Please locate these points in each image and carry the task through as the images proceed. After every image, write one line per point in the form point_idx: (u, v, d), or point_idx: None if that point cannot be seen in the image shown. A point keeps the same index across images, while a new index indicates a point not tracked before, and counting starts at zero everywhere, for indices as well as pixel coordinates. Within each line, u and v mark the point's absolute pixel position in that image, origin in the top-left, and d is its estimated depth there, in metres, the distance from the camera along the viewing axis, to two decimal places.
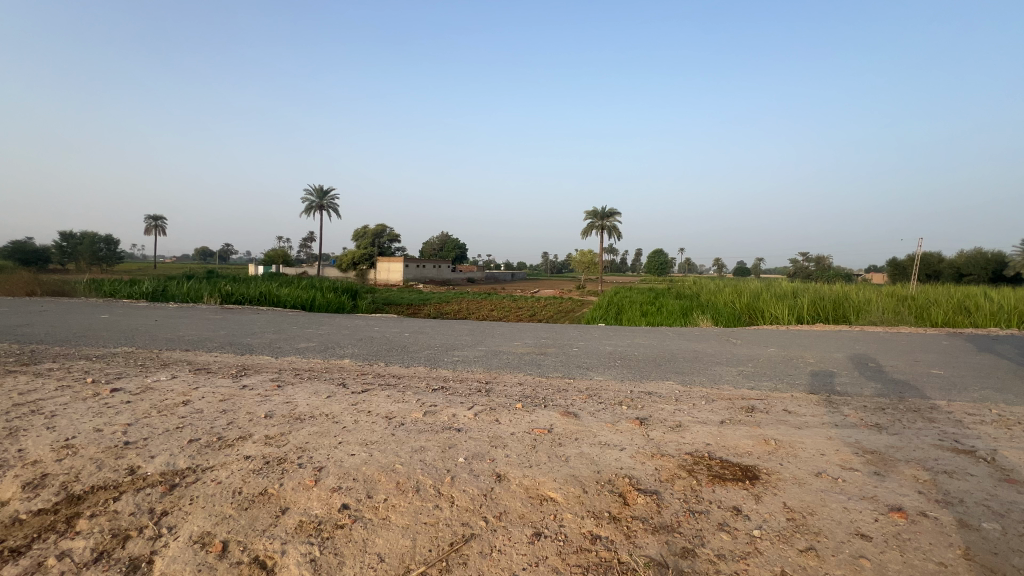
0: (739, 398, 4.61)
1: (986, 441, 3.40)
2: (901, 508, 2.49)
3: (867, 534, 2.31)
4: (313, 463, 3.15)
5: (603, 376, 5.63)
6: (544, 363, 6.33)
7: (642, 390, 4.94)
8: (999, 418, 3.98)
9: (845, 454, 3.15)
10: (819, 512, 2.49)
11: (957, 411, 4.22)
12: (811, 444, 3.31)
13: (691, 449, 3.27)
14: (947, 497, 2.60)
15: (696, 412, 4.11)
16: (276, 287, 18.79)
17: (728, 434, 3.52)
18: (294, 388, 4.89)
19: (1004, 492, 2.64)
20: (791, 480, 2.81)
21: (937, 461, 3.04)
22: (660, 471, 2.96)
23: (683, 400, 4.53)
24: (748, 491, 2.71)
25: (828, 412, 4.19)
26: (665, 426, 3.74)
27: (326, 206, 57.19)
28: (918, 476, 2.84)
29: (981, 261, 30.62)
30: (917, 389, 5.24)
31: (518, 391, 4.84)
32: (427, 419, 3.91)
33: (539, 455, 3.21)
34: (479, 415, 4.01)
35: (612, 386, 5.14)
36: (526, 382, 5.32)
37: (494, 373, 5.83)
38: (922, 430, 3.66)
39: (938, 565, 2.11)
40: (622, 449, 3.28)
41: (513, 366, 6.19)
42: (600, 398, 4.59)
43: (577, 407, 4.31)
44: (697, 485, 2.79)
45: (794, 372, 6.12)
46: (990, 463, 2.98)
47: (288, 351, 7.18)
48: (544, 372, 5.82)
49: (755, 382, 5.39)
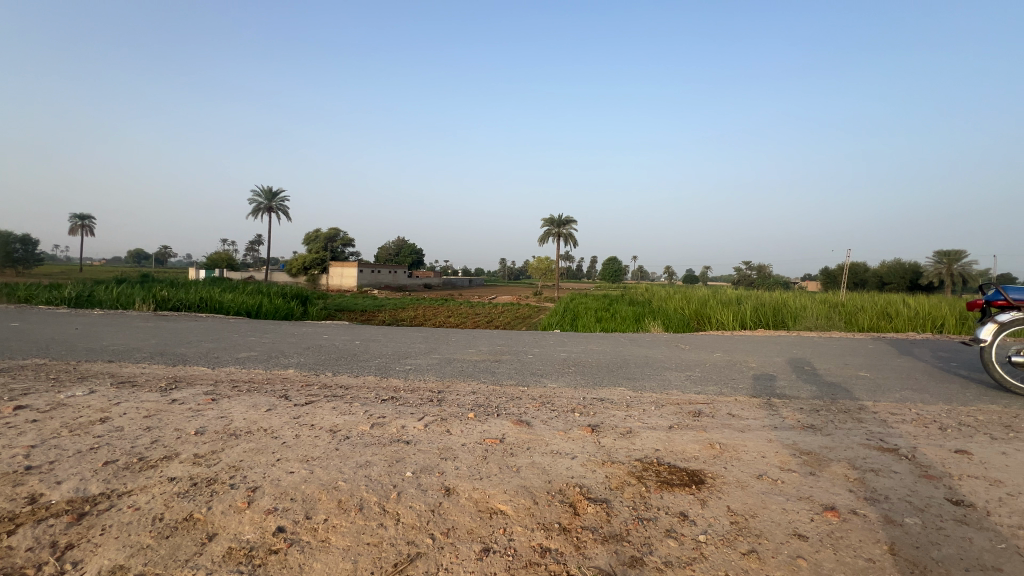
0: (686, 403, 4.73)
1: (907, 439, 3.65)
2: (834, 507, 2.60)
3: (804, 535, 2.39)
4: (247, 483, 2.93)
5: (556, 383, 5.65)
6: (499, 371, 6.27)
7: (595, 397, 4.98)
8: (918, 418, 4.29)
9: (784, 456, 3.28)
10: (760, 514, 2.56)
11: (883, 411, 4.53)
12: (753, 447, 3.43)
13: (641, 456, 3.30)
14: (874, 494, 2.75)
15: (647, 418, 4.18)
16: (219, 291, 17.78)
17: (676, 439, 3.60)
18: (231, 402, 4.57)
19: (923, 487, 2.82)
20: (734, 484, 2.88)
21: (866, 460, 3.22)
22: (610, 479, 2.97)
23: (634, 406, 4.60)
24: (694, 496, 2.76)
25: (768, 414, 4.38)
26: (616, 432, 3.77)
27: (274, 207, 54.97)
28: (848, 474, 2.99)
29: (899, 271, 33.56)
30: (848, 390, 5.58)
31: (471, 400, 4.76)
32: (374, 432, 3.75)
33: (490, 466, 3.15)
34: (429, 426, 3.89)
35: (565, 393, 5.14)
36: (480, 390, 5.24)
37: (447, 381, 5.71)
38: (852, 430, 3.89)
39: (867, 562, 2.21)
40: (573, 458, 3.27)
41: (467, 374, 6.10)
42: (553, 406, 4.59)
43: (530, 415, 4.27)
44: (645, 492, 2.82)
45: (738, 375, 6.39)
46: (911, 461, 3.20)
47: (227, 361, 6.74)
48: (499, 381, 5.75)
49: (702, 386, 5.58)
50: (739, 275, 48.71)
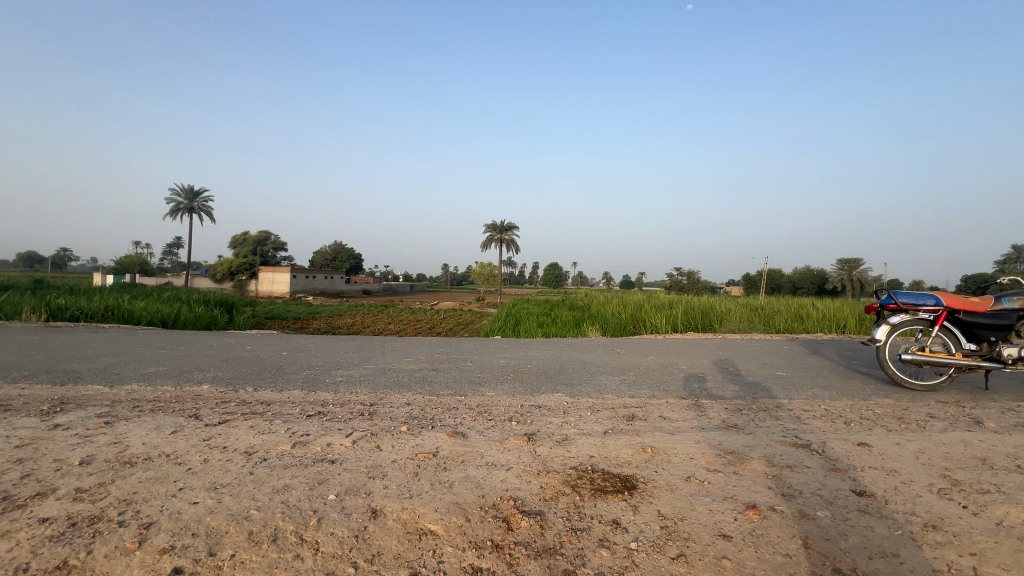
0: (621, 407, 4.82)
1: (818, 434, 3.93)
2: (755, 505, 2.71)
3: (728, 535, 2.46)
4: (140, 519, 2.58)
5: (495, 391, 5.57)
6: (437, 381, 6.08)
7: (532, 404, 4.95)
8: (826, 413, 4.64)
9: (710, 456, 3.39)
10: (688, 517, 2.62)
11: (797, 408, 4.86)
12: (681, 449, 3.52)
13: (576, 464, 3.29)
14: (790, 489, 2.90)
15: (582, 424, 4.20)
16: (128, 299, 16.06)
17: (610, 444, 3.63)
18: (129, 425, 4.06)
19: (832, 480, 3.03)
20: (664, 487, 2.93)
21: (783, 457, 3.41)
22: (545, 489, 2.92)
23: (570, 412, 4.62)
24: (627, 502, 2.77)
25: (696, 415, 4.56)
26: (552, 440, 3.75)
27: (196, 207, 50.88)
28: (767, 471, 3.14)
29: (809, 275, 36.93)
30: (767, 389, 5.95)
31: (405, 413, 4.55)
32: (296, 451, 3.47)
33: (421, 483, 3.00)
34: (357, 442, 3.66)
35: (503, 401, 5.06)
36: (415, 402, 5.03)
37: (380, 393, 5.44)
38: (770, 427, 4.12)
39: (785, 557, 2.31)
40: (508, 469, 3.19)
41: (402, 385, 5.85)
42: (489, 416, 4.50)
43: (466, 426, 4.15)
44: (579, 501, 2.79)
45: (670, 378, 6.63)
46: (822, 455, 3.43)
47: (128, 378, 6.02)
48: (436, 391, 5.56)
49: (636, 390, 5.73)
50: (672, 278, 51.46)
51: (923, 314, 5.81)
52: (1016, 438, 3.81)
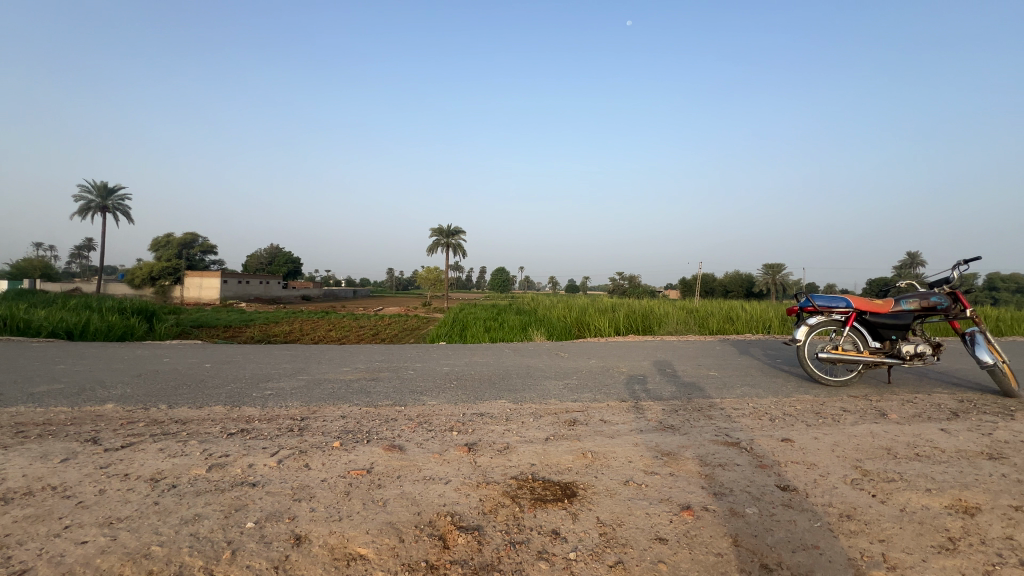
0: (563, 412, 4.82)
1: (746, 432, 4.12)
2: (689, 506, 2.76)
3: (664, 537, 2.49)
4: (11, 566, 2.21)
5: (436, 400, 5.41)
6: (375, 391, 5.81)
7: (474, 412, 4.85)
8: (754, 411, 4.89)
9: (647, 459, 3.44)
10: (626, 522, 2.62)
11: (728, 407, 5.09)
12: (620, 453, 3.56)
13: (517, 473, 3.23)
14: (722, 488, 2.99)
15: (525, 431, 4.15)
16: (25, 308, 14.29)
17: (551, 451, 3.60)
18: (9, 454, 3.53)
19: (759, 477, 3.16)
20: (604, 493, 2.94)
21: (715, 456, 3.53)
22: (484, 502, 2.83)
23: (512, 419, 4.56)
24: (566, 511, 2.73)
25: (635, 418, 4.64)
26: (493, 450, 3.66)
27: (110, 207, 46.47)
28: (701, 471, 3.23)
29: (740, 279, 39.34)
30: (701, 389, 6.21)
31: (339, 427, 4.30)
32: (212, 475, 3.16)
33: (352, 503, 2.81)
34: (284, 461, 3.39)
35: (445, 411, 4.92)
36: (350, 415, 4.77)
37: (313, 406, 5.11)
38: (704, 427, 4.27)
39: (717, 557, 2.36)
40: (446, 483, 3.08)
41: (337, 397, 5.54)
42: (430, 426, 4.34)
43: (404, 439, 3.97)
44: (519, 512, 2.72)
45: (611, 381, 6.75)
46: (750, 452, 3.58)
47: (15, 399, 5.28)
48: (374, 402, 5.31)
49: (578, 394, 5.78)
50: (615, 282, 52.89)
51: (836, 315, 6.31)
52: (914, 428, 4.19)
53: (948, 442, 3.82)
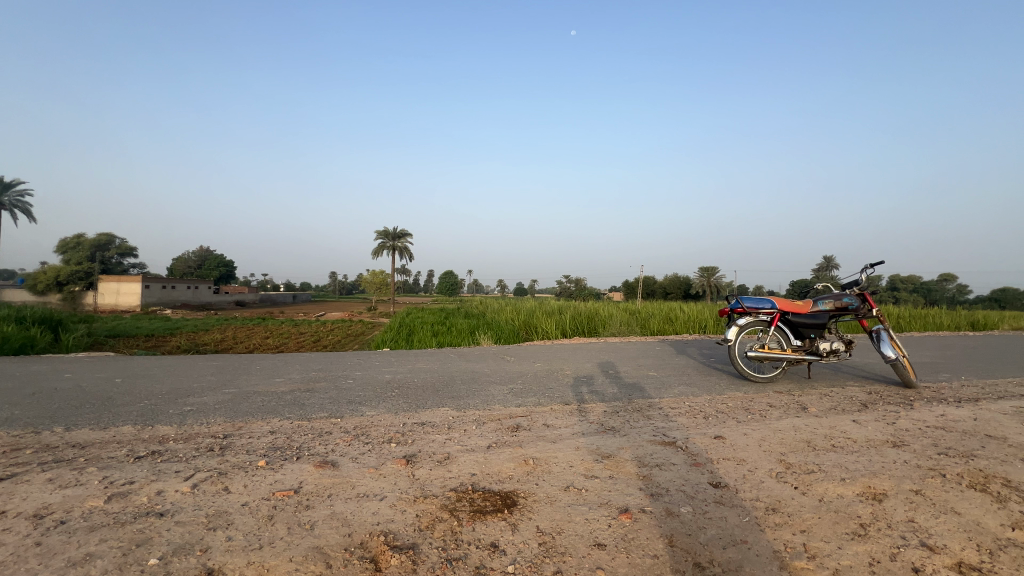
0: (507, 418, 4.77)
1: (682, 431, 4.25)
2: (627, 509, 2.79)
3: (603, 543, 2.49)
4: None
5: (376, 410, 5.19)
6: (309, 403, 5.48)
7: (416, 422, 4.69)
8: (690, 409, 5.07)
9: (588, 462, 3.46)
10: (565, 529, 2.60)
11: (666, 406, 5.25)
12: (562, 457, 3.55)
13: (456, 485, 3.13)
14: (659, 489, 3.05)
15: (467, 439, 4.06)
16: None
17: (493, 459, 3.53)
18: None
19: (693, 475, 3.26)
20: (544, 500, 2.90)
21: (652, 456, 3.60)
22: (420, 518, 2.70)
23: (455, 427, 4.45)
24: (506, 522, 2.67)
25: (577, 421, 4.67)
26: (433, 461, 3.54)
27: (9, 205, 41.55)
28: (639, 473, 3.28)
29: (679, 281, 41.18)
30: (641, 389, 6.38)
31: (267, 444, 4.00)
32: (112, 506, 2.81)
33: (277, 528, 2.60)
34: (200, 486, 3.09)
35: (384, 421, 4.72)
36: (280, 430, 4.46)
37: (239, 422, 4.73)
38: (643, 427, 4.37)
39: (653, 558, 2.39)
40: (381, 499, 2.93)
41: (266, 411, 5.16)
42: (367, 438, 4.14)
43: (338, 453, 3.76)
44: (457, 526, 2.63)
45: (556, 384, 6.78)
46: (686, 451, 3.69)
47: None
48: (308, 415, 5.00)
49: (523, 398, 5.76)
50: (562, 284, 53.81)
51: (763, 315, 6.71)
52: (830, 420, 4.50)
53: (859, 432, 4.13)
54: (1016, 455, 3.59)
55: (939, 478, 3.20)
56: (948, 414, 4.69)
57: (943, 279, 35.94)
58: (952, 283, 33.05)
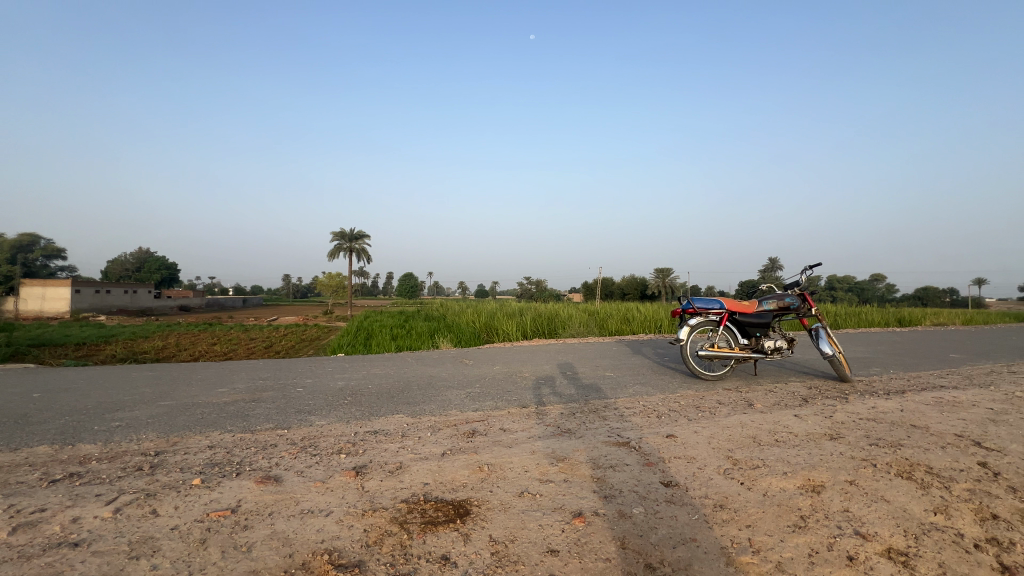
0: (462, 423, 4.69)
1: (636, 431, 4.31)
2: (581, 513, 2.78)
3: (556, 549, 2.46)
4: None
5: (326, 419, 4.98)
6: (254, 414, 5.18)
7: (368, 430, 4.53)
8: (643, 409, 5.17)
9: (543, 466, 3.44)
10: (518, 537, 2.56)
11: (621, 406, 5.32)
12: (517, 463, 3.51)
13: (407, 496, 3.02)
14: (613, 490, 3.07)
15: (420, 447, 3.95)
16: None
17: (447, 467, 3.44)
18: None
19: (646, 475, 3.30)
20: (498, 507, 2.85)
21: (607, 457, 3.63)
22: (368, 533, 2.59)
23: (409, 435, 4.32)
24: (458, 532, 2.60)
25: (534, 424, 4.65)
26: (384, 471, 3.42)
27: None
28: (593, 475, 3.29)
29: (635, 282, 42.25)
30: (598, 390, 6.45)
31: (204, 460, 3.74)
32: (19, 539, 2.53)
33: (210, 553, 2.42)
34: (124, 510, 2.84)
35: (334, 431, 4.53)
36: (220, 444, 4.19)
37: (174, 437, 4.40)
38: (598, 428, 4.40)
39: (605, 562, 2.38)
40: (327, 515, 2.78)
41: (205, 424, 4.83)
42: (314, 450, 3.96)
43: (282, 467, 3.56)
44: (407, 540, 2.54)
45: (514, 386, 6.76)
46: (639, 451, 3.74)
47: None
48: (251, 427, 4.71)
49: (480, 402, 5.69)
50: (522, 285, 54.06)
51: (712, 315, 6.95)
52: (774, 415, 4.70)
53: (800, 426, 4.33)
54: (937, 442, 3.87)
55: (871, 468, 3.39)
56: (878, 406, 5.00)
57: (874, 279, 38.74)
58: (882, 283, 35.66)
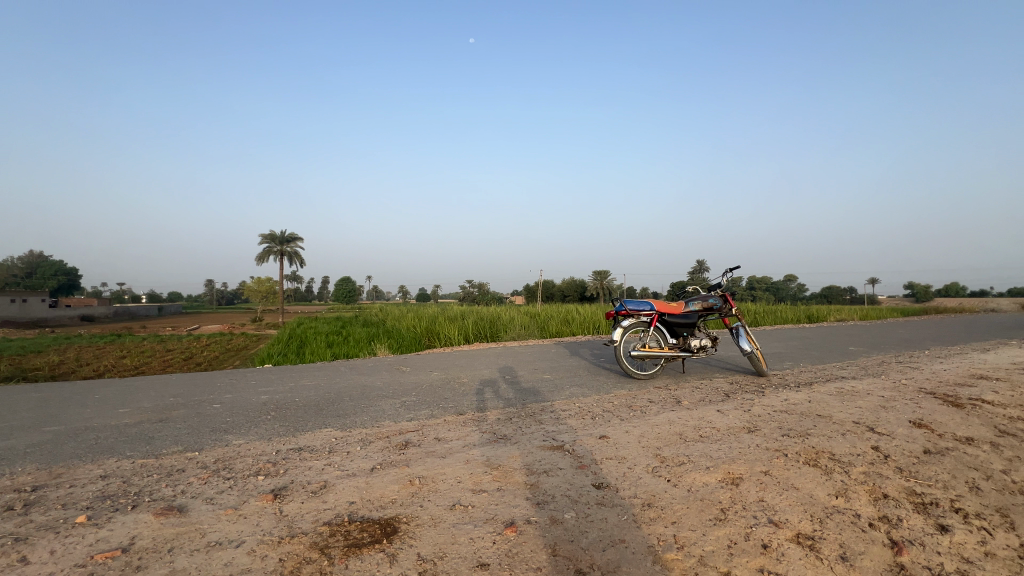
0: (395, 434, 4.51)
1: (571, 433, 4.35)
2: (512, 522, 2.74)
3: (486, 562, 2.40)
4: None
5: (245, 438, 4.61)
6: (160, 437, 4.68)
7: (291, 448, 4.23)
8: (578, 411, 5.24)
9: (477, 476, 3.36)
10: (448, 553, 2.47)
11: (557, 409, 5.37)
12: (449, 474, 3.41)
13: (330, 517, 2.84)
14: (546, 496, 3.06)
15: (348, 463, 3.74)
16: None
17: (375, 483, 3.28)
18: None
19: (579, 478, 3.32)
20: (427, 523, 2.74)
21: (541, 462, 3.62)
22: (283, 562, 2.39)
23: (336, 450, 4.09)
24: (384, 553, 2.46)
25: (469, 431, 4.56)
26: (306, 492, 3.19)
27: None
28: (527, 481, 3.27)
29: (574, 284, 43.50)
30: (535, 393, 6.47)
31: (94, 492, 3.31)
32: None
33: None
34: None
35: (253, 450, 4.19)
36: (116, 473, 3.73)
37: (57, 469, 3.86)
38: (533, 433, 4.39)
39: (536, 572, 2.35)
40: (237, 546, 2.54)
41: (99, 451, 4.30)
42: (228, 473, 3.63)
43: (189, 495, 3.22)
44: (327, 566, 2.37)
45: (452, 393, 6.63)
46: (572, 454, 3.77)
47: None
48: (155, 452, 4.25)
49: (415, 411, 5.52)
50: (465, 289, 53.71)
51: (643, 317, 7.23)
52: (699, 412, 4.93)
53: (722, 421, 4.57)
54: (839, 430, 4.22)
55: (783, 457, 3.64)
56: (790, 398, 5.40)
57: (788, 279, 42.33)
58: (794, 283, 39.04)
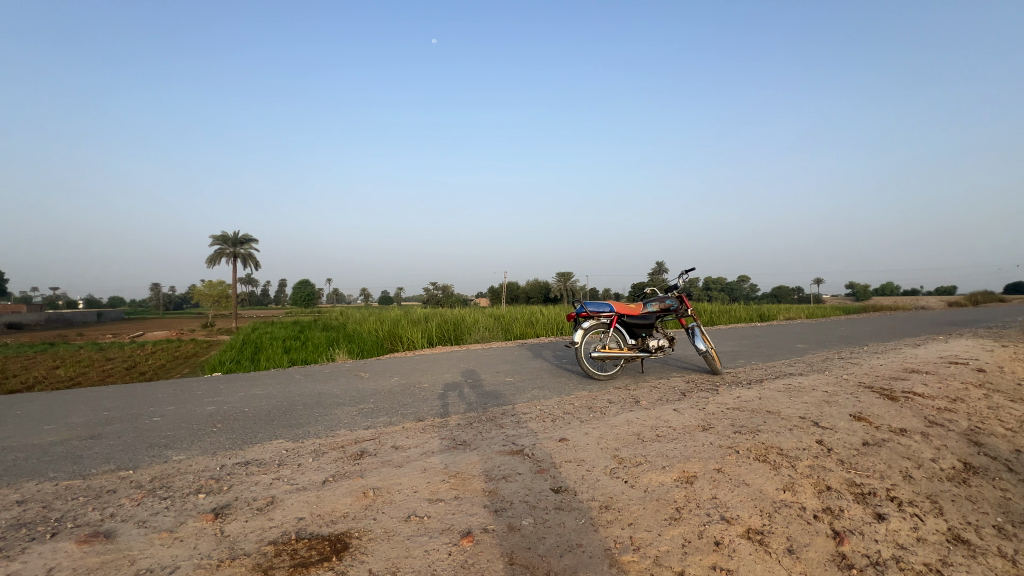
0: (351, 444, 4.35)
1: (531, 437, 4.32)
2: (469, 532, 2.68)
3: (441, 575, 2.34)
4: None
5: (187, 453, 4.32)
6: (90, 456, 4.32)
7: (237, 462, 4.00)
8: (539, 413, 5.23)
9: (434, 485, 3.28)
10: (401, 568, 2.38)
11: (518, 412, 5.34)
12: (406, 483, 3.31)
13: (276, 535, 2.68)
14: (504, 503, 3.01)
15: (299, 476, 3.57)
16: None
17: (327, 497, 3.14)
18: None
19: (538, 483, 3.30)
20: (381, 537, 2.64)
21: (500, 468, 3.57)
22: None
23: (286, 463, 3.90)
24: (333, 572, 2.34)
25: (428, 438, 4.46)
26: (251, 509, 3.02)
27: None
28: (485, 488, 3.21)
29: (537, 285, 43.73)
30: (497, 396, 6.43)
31: (9, 520, 3.00)
32: None
33: None
34: None
35: (195, 466, 3.93)
36: (35, 497, 3.40)
37: None
38: (493, 438, 4.34)
39: None
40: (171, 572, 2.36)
41: (17, 474, 3.91)
42: (165, 492, 3.38)
43: (119, 518, 2.98)
44: None
45: (412, 398, 6.49)
46: (532, 459, 3.74)
47: None
48: (83, 472, 3.91)
49: (373, 419, 5.36)
50: (428, 291, 52.96)
51: (604, 318, 7.31)
52: (657, 412, 5.02)
53: (678, 420, 4.66)
54: (786, 425, 4.40)
55: (735, 454, 3.75)
56: (742, 396, 5.59)
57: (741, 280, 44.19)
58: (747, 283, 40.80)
